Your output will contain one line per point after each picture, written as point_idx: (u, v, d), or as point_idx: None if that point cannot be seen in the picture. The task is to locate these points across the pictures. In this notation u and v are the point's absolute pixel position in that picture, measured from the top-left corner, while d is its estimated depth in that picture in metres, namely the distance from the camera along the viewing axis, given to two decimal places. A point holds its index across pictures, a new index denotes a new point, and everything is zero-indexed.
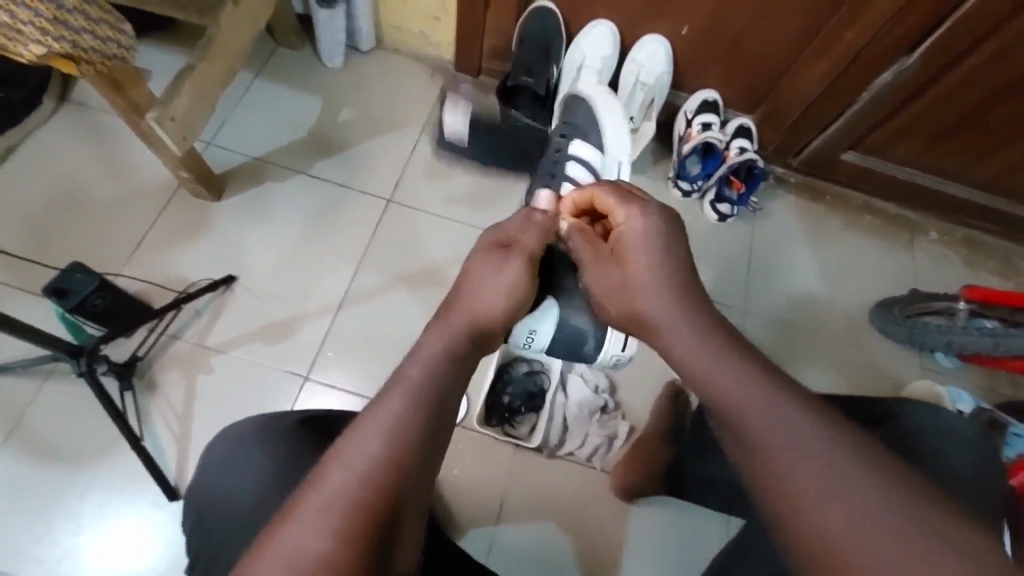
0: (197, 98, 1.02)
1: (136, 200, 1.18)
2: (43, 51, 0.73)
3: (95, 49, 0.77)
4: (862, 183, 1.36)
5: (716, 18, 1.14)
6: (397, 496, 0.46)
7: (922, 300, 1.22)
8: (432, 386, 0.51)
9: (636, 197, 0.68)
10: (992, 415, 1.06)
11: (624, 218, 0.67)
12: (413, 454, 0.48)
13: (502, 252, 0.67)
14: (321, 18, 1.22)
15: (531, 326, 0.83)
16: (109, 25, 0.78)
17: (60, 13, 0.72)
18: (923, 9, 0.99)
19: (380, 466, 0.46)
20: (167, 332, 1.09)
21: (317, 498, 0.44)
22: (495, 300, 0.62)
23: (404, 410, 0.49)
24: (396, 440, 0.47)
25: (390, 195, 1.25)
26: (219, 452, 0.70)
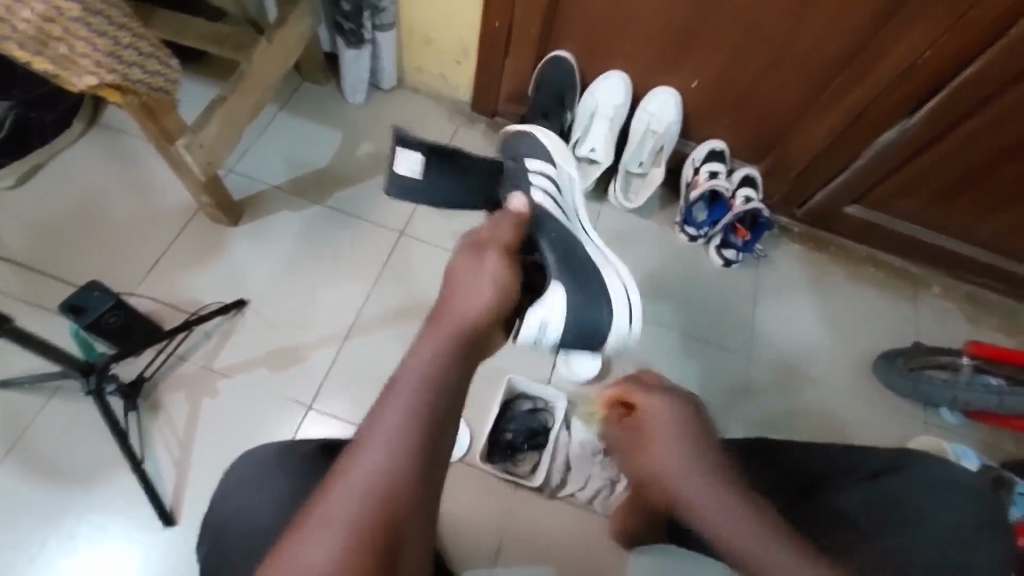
0: (226, 128, 1.06)
1: (156, 221, 1.20)
2: (96, 82, 0.77)
3: (142, 81, 0.82)
4: (867, 236, 1.39)
5: (725, 74, 1.20)
6: (408, 502, 0.48)
7: (925, 354, 1.25)
8: (431, 394, 0.52)
9: (656, 390, 0.63)
10: (999, 473, 1.05)
11: (646, 416, 0.61)
12: (415, 460, 0.49)
13: (482, 251, 0.68)
14: (347, 56, 1.28)
15: (543, 318, 0.85)
16: (157, 59, 0.82)
17: (116, 48, 0.76)
18: (925, 74, 1.04)
19: (385, 477, 0.48)
20: (175, 353, 1.10)
21: (326, 512, 0.46)
22: (484, 300, 0.63)
23: (404, 424, 0.50)
24: (400, 447, 0.49)
25: (402, 228, 1.27)
26: (240, 472, 0.70)
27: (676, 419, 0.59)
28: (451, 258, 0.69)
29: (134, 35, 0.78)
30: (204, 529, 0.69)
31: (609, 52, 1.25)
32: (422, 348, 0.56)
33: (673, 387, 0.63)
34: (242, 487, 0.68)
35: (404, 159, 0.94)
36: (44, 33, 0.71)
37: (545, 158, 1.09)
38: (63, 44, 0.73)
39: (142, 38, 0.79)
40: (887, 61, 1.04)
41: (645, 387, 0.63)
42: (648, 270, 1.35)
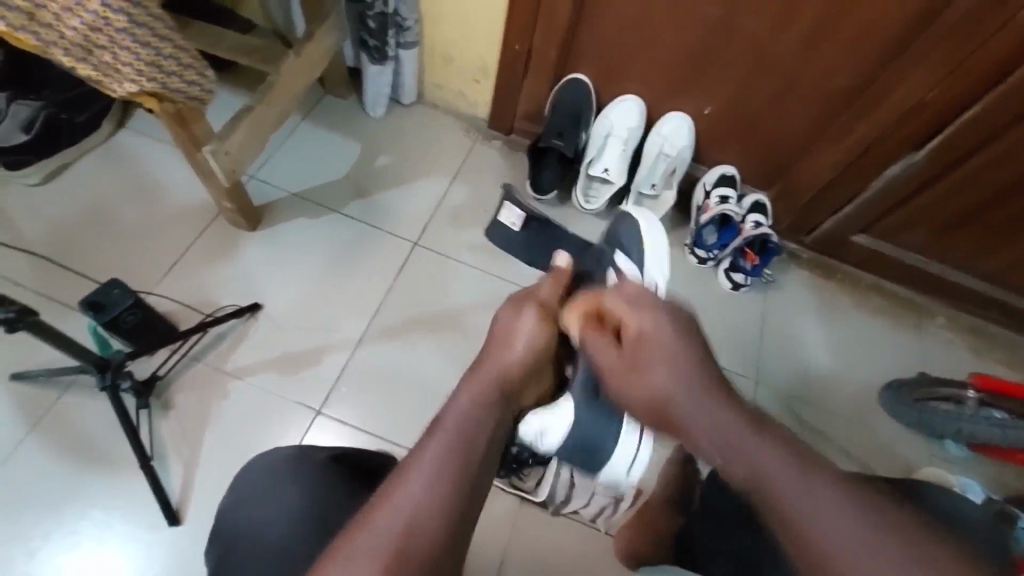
0: (251, 138, 1.09)
1: (177, 223, 1.23)
2: (135, 89, 0.81)
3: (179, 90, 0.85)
4: (874, 266, 1.40)
5: (738, 102, 1.23)
6: (445, 534, 0.50)
7: (930, 385, 1.24)
8: (468, 432, 0.57)
9: (642, 301, 0.67)
10: (1002, 507, 1.03)
11: (637, 324, 0.65)
12: (452, 499, 0.52)
13: (525, 306, 0.73)
14: (370, 72, 1.32)
15: (545, 425, 0.74)
16: (195, 68, 0.85)
17: (157, 59, 0.79)
18: (928, 113, 1.07)
19: (423, 512, 0.50)
20: (189, 354, 1.10)
21: (367, 540, 0.49)
22: (523, 345, 0.68)
23: (446, 456, 0.54)
24: (439, 486, 0.52)
25: (417, 239, 1.30)
26: (253, 482, 0.70)
27: (666, 325, 0.64)
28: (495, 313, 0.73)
29: (174, 46, 0.80)
30: (212, 541, 0.68)
31: (625, 77, 1.28)
32: (461, 395, 0.60)
33: (657, 299, 0.68)
34: (258, 495, 0.68)
35: (509, 210, 1.29)
36: (90, 42, 0.75)
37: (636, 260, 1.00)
38: (107, 53, 0.76)
39: (183, 50, 0.82)
40: (893, 98, 1.07)
41: (628, 294, 0.69)
42: None
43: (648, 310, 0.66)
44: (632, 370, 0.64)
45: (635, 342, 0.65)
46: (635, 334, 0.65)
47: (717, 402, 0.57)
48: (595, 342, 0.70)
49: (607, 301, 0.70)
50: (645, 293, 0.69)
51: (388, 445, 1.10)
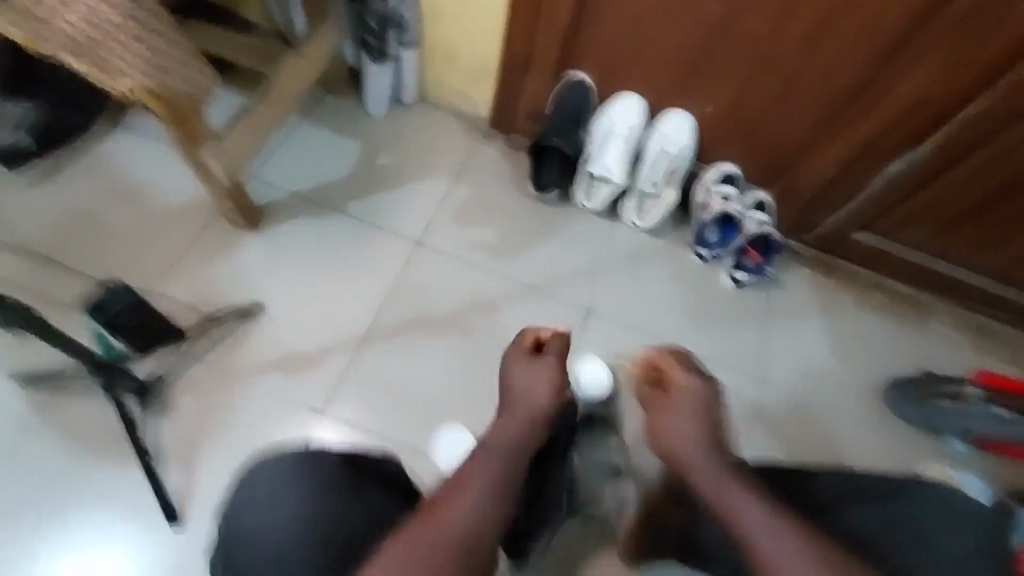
0: (251, 137, 1.10)
1: (177, 222, 1.22)
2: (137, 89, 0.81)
3: (181, 92, 0.84)
4: (876, 263, 1.40)
5: (739, 100, 1.22)
6: (486, 545, 0.57)
7: (935, 383, 1.24)
8: (509, 456, 0.66)
9: (698, 372, 0.80)
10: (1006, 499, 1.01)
11: (687, 384, 0.76)
12: (494, 513, 0.59)
13: (540, 356, 0.80)
14: (371, 71, 1.32)
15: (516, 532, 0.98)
16: (195, 67, 0.85)
17: (160, 60, 0.80)
18: (929, 109, 1.07)
19: (471, 523, 0.57)
20: (189, 354, 1.09)
21: (422, 545, 0.54)
22: (543, 394, 0.76)
23: (492, 479, 0.62)
24: (484, 500, 0.60)
25: (417, 238, 1.30)
26: (263, 485, 0.69)
27: (708, 397, 0.76)
28: (508, 357, 0.81)
29: (175, 45, 0.81)
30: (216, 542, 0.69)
31: (626, 75, 1.28)
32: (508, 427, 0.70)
33: (709, 376, 0.80)
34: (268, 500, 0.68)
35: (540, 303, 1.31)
36: (94, 41, 0.75)
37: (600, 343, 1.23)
38: (109, 52, 0.77)
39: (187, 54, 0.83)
40: (894, 95, 1.08)
41: (686, 360, 0.82)
42: (658, 288, 1.35)
43: (701, 381, 0.78)
44: (667, 412, 0.74)
45: (680, 390, 0.76)
46: (679, 387, 0.76)
47: (737, 490, 0.65)
48: (647, 390, 0.79)
49: (669, 363, 0.80)
50: (701, 367, 0.82)
51: (390, 445, 1.10)
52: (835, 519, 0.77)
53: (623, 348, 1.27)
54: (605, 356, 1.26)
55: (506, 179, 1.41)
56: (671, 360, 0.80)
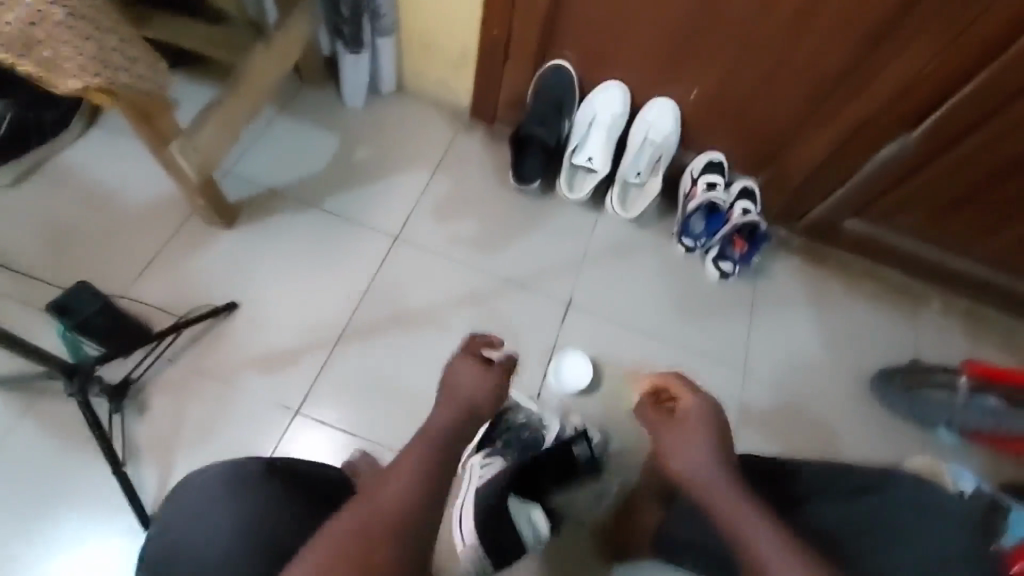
0: (222, 130, 1.05)
1: (149, 220, 1.19)
2: (80, 85, 0.76)
3: (127, 85, 0.80)
4: (866, 250, 1.38)
5: (726, 86, 1.19)
6: (416, 521, 0.57)
7: (922, 372, 1.23)
8: (448, 442, 0.67)
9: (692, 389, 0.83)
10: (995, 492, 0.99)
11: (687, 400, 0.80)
12: (429, 490, 0.60)
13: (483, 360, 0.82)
14: (347, 61, 1.29)
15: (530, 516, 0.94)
16: (143, 61, 0.82)
17: (101, 53, 0.76)
18: (921, 92, 1.04)
19: (406, 505, 0.58)
20: (163, 356, 1.07)
21: (353, 525, 0.55)
22: (485, 388, 0.78)
23: (425, 466, 0.62)
24: (419, 480, 0.60)
25: (397, 233, 1.28)
26: (188, 502, 0.63)
27: (705, 407, 0.78)
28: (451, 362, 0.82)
29: (120, 40, 0.78)
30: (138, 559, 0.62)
31: (608, 61, 1.24)
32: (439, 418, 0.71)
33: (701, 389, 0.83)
34: (196, 516, 0.62)
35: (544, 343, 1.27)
36: (30, 36, 0.72)
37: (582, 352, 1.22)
38: (46, 47, 0.73)
39: (129, 43, 0.80)
40: (882, 79, 1.04)
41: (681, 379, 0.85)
42: (643, 280, 1.33)
43: (698, 395, 0.81)
44: (679, 433, 0.76)
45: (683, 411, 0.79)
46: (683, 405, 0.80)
47: (727, 489, 0.67)
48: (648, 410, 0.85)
49: (670, 383, 0.85)
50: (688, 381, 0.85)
51: (371, 445, 1.09)
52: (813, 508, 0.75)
53: (608, 342, 1.25)
54: (590, 350, 1.24)
55: (488, 170, 1.38)
56: (673, 379, 0.85)
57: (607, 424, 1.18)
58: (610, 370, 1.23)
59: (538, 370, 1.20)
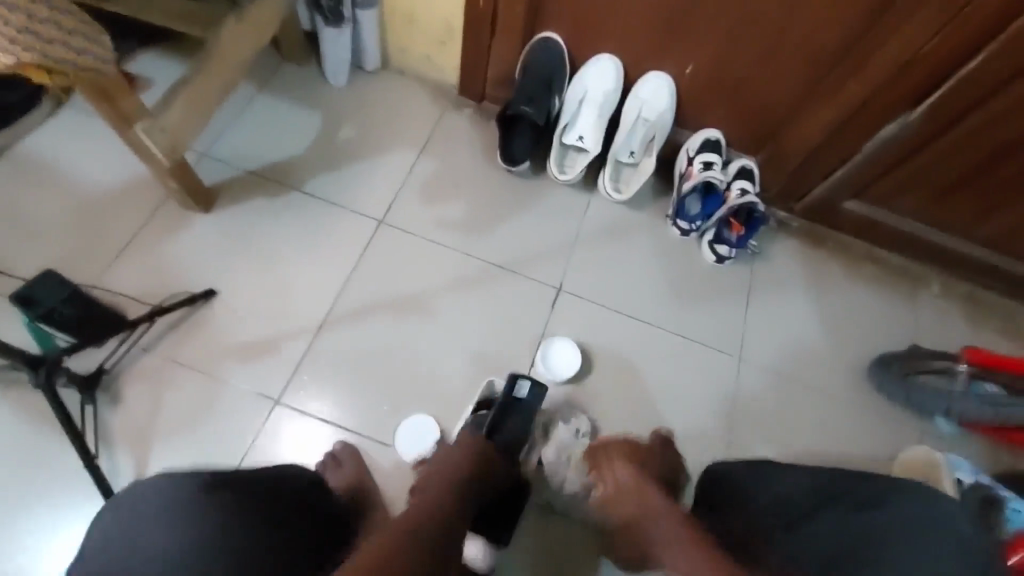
0: (192, 110, 1.00)
1: (123, 204, 1.15)
2: (13, 60, 0.72)
3: (65, 59, 0.76)
4: (866, 232, 1.33)
5: (722, 60, 1.13)
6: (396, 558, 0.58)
7: (921, 358, 1.19)
8: (433, 496, 0.74)
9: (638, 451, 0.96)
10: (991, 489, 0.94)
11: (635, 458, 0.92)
12: (408, 537, 0.63)
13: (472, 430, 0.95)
14: (326, 36, 1.23)
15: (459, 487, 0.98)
16: (85, 36, 0.77)
17: (31, 23, 0.71)
18: (924, 68, 0.98)
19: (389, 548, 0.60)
20: (137, 345, 1.05)
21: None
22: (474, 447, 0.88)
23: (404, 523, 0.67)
24: (396, 532, 0.64)
25: (381, 217, 1.23)
26: (138, 514, 0.60)
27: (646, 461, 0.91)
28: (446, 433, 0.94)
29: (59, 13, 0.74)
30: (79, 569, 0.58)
31: (600, 35, 1.18)
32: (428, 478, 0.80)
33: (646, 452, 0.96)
34: (162, 492, 0.62)
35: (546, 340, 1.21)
36: None
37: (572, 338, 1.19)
38: None
39: (63, 12, 0.74)
40: (885, 52, 0.98)
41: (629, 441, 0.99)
42: (637, 264, 1.29)
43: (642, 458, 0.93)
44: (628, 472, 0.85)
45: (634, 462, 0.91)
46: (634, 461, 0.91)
47: (671, 521, 0.69)
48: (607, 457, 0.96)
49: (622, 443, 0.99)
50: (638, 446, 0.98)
51: (353, 436, 1.06)
52: (797, 531, 0.65)
53: (599, 329, 1.22)
54: (580, 337, 1.20)
55: (476, 150, 1.33)
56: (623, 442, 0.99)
57: (597, 411, 1.15)
58: (601, 357, 1.19)
59: (526, 358, 1.17)
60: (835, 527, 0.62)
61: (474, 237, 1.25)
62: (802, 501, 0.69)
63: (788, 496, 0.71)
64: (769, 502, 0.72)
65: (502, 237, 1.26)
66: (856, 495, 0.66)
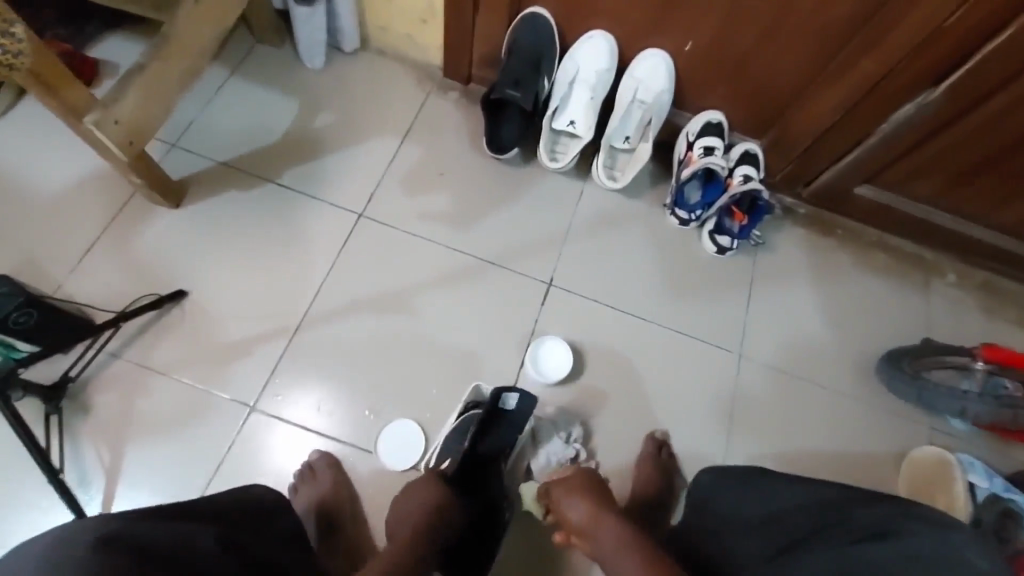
0: (149, 99, 0.93)
1: (88, 201, 1.09)
2: None
3: None
4: (878, 219, 1.25)
5: (724, 36, 1.04)
6: None
7: (932, 355, 1.11)
8: None
9: (590, 481, 0.79)
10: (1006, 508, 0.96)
11: (595, 490, 0.78)
12: None
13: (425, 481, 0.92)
14: (298, 15, 1.14)
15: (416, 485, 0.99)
16: None
17: None
18: (946, 42, 0.89)
19: None
20: (106, 349, 1.00)
21: None
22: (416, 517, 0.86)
23: None
24: None
25: (362, 210, 1.17)
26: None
27: (598, 480, 0.80)
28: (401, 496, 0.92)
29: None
30: None
31: (592, 10, 1.09)
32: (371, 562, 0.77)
33: (596, 478, 0.81)
34: (61, 549, 0.47)
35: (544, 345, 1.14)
36: None
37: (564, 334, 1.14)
38: None
39: None
40: (904, 26, 0.89)
41: (582, 471, 0.82)
42: (634, 256, 1.22)
43: (596, 486, 0.79)
44: (595, 523, 0.72)
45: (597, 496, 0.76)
46: (598, 493, 0.77)
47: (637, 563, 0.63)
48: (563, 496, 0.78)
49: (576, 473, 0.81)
50: (590, 474, 0.81)
51: (334, 442, 1.01)
52: (792, 555, 0.58)
53: (591, 326, 1.16)
54: (573, 335, 1.15)
55: (462, 137, 1.25)
56: (576, 473, 0.81)
57: (590, 413, 1.10)
58: (593, 355, 1.14)
59: (515, 357, 1.11)
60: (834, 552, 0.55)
61: (461, 229, 1.18)
62: (798, 519, 0.63)
63: (784, 516, 0.64)
64: (761, 520, 0.65)
65: (491, 229, 1.20)
66: (858, 522, 0.58)
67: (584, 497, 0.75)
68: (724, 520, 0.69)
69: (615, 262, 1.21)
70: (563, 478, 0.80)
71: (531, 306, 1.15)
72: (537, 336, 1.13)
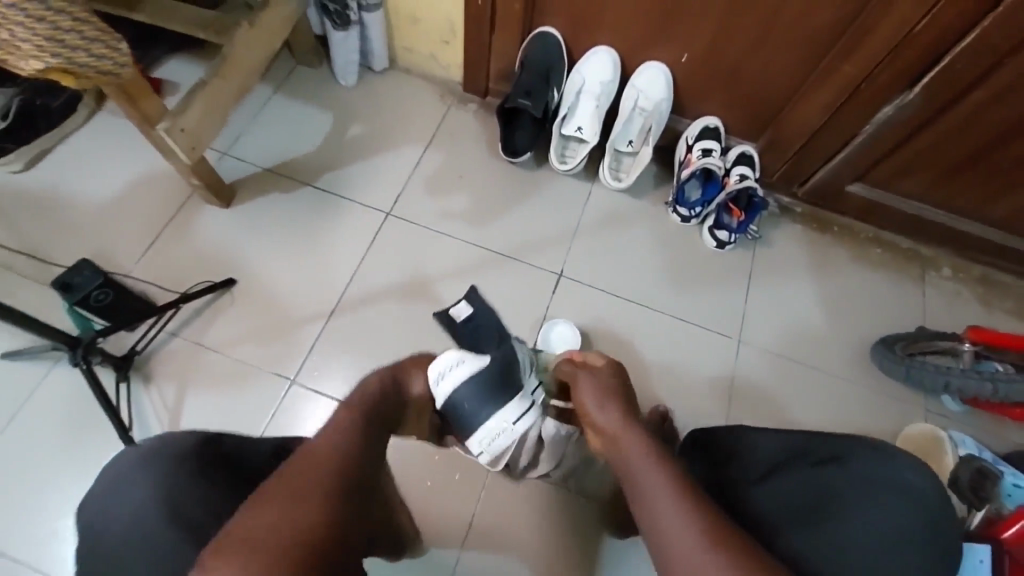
0: (209, 111, 1.08)
1: (152, 202, 1.24)
2: (42, 65, 0.80)
3: (88, 64, 0.83)
4: (872, 216, 1.33)
5: (716, 48, 1.15)
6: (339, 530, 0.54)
7: (925, 339, 1.19)
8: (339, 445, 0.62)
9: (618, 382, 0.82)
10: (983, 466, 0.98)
11: (620, 391, 0.80)
12: (326, 485, 0.57)
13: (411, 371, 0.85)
14: (336, 39, 1.29)
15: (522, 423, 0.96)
16: (103, 40, 0.83)
17: (56, 33, 0.77)
18: (919, 46, 0.98)
19: (323, 503, 0.55)
20: (166, 329, 1.13)
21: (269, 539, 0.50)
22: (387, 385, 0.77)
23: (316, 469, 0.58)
24: (315, 478, 0.57)
25: (390, 209, 1.29)
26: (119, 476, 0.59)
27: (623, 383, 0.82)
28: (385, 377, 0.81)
29: (75, 19, 0.79)
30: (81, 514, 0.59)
31: (597, 28, 1.21)
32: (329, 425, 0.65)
33: (623, 380, 0.83)
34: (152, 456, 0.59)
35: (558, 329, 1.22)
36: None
37: (573, 320, 1.23)
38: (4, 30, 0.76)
39: (90, 26, 0.81)
40: (879, 33, 0.99)
41: (611, 371, 0.83)
42: (638, 251, 1.32)
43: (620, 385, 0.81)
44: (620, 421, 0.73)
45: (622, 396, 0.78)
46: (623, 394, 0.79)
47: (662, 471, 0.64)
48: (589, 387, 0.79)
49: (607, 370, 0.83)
50: (619, 376, 0.83)
51: None
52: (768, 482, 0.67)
53: (599, 313, 1.25)
54: (581, 321, 1.24)
55: (480, 144, 1.38)
56: (607, 370, 0.83)
57: None
58: (601, 340, 1.23)
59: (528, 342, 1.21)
60: (802, 486, 0.65)
61: (479, 226, 1.30)
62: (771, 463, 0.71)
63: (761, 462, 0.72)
64: None
65: (506, 225, 1.31)
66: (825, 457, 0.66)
67: (614, 399, 0.77)
68: (704, 460, 0.73)
69: (621, 255, 1.31)
70: (596, 374, 0.81)
71: (544, 294, 1.25)
72: (550, 321, 1.22)
